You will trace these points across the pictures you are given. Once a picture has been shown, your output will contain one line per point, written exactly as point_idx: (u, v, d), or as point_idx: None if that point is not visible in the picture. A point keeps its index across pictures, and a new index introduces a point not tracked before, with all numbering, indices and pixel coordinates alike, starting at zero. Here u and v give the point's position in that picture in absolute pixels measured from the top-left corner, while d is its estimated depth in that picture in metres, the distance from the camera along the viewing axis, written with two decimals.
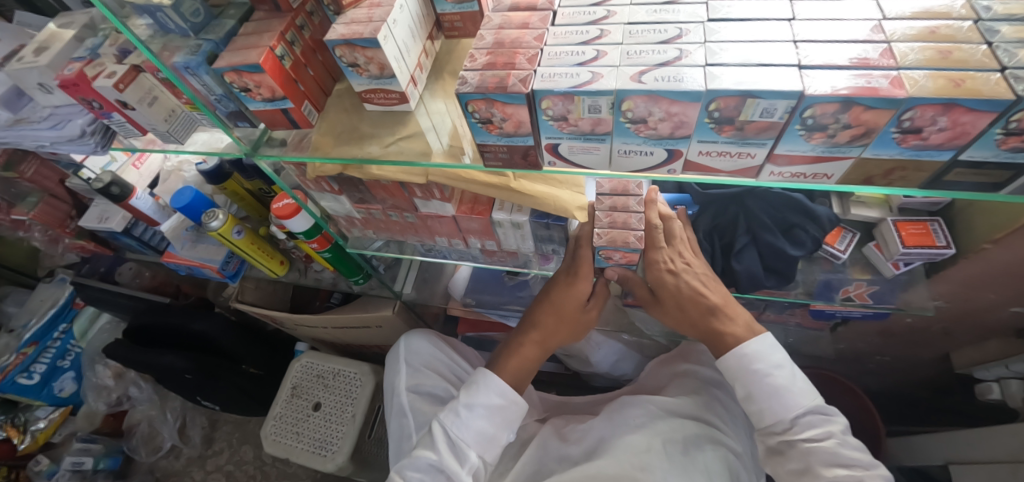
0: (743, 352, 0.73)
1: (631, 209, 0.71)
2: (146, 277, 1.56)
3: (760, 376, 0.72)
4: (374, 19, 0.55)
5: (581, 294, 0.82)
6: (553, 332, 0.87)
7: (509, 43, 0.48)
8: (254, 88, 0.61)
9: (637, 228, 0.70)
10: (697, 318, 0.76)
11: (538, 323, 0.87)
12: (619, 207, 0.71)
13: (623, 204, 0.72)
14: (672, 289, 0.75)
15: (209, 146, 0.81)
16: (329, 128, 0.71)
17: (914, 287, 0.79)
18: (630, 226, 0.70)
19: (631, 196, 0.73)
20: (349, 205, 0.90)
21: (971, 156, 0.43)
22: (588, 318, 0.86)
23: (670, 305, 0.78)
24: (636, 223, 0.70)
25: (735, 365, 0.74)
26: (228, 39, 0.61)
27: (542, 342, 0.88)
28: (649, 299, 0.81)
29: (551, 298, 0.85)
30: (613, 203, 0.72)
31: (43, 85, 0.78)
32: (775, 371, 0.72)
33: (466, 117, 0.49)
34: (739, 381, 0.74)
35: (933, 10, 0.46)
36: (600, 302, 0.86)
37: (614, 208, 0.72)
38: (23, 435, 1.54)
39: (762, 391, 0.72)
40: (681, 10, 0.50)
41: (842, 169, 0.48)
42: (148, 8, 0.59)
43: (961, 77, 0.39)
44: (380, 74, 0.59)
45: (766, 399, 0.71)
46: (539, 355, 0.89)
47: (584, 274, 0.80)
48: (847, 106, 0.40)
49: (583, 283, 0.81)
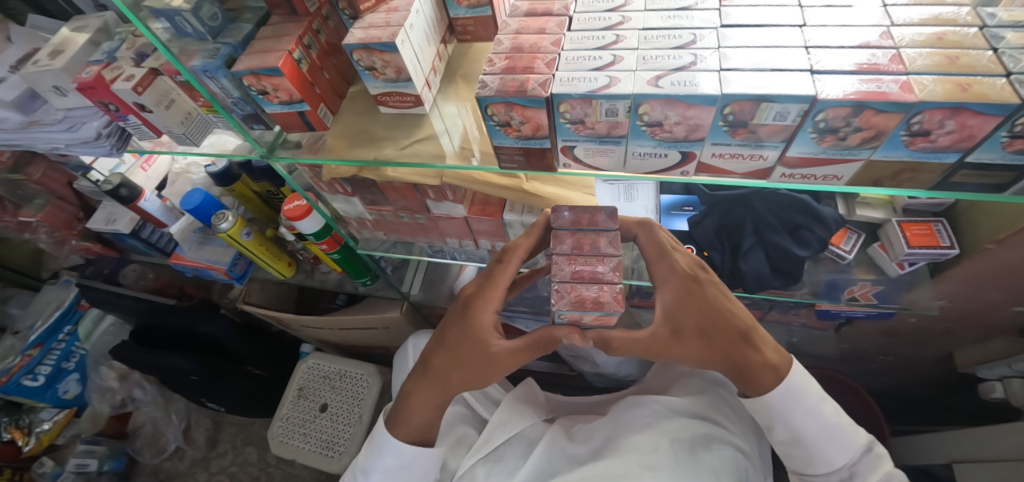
0: (795, 390, 0.68)
1: (602, 251, 0.60)
2: (150, 279, 1.55)
3: (810, 417, 0.68)
4: (391, 24, 0.56)
5: (479, 331, 0.67)
6: (457, 381, 0.70)
7: (526, 48, 0.49)
8: (272, 91, 0.62)
9: (610, 278, 0.58)
10: (732, 347, 0.63)
11: (446, 374, 0.70)
12: (584, 249, 0.60)
13: (590, 244, 0.61)
14: (693, 314, 0.62)
15: (217, 148, 0.84)
16: (343, 130, 0.71)
17: (918, 287, 0.79)
18: (601, 275, 0.59)
19: (601, 230, 0.61)
20: (360, 207, 0.91)
21: (977, 158, 0.44)
22: (522, 361, 0.67)
23: (691, 344, 0.63)
24: (607, 272, 0.59)
25: (781, 406, 0.68)
26: (245, 43, 0.63)
27: (435, 401, 0.73)
28: (666, 344, 0.63)
29: (454, 340, 0.69)
30: (577, 244, 0.61)
31: (58, 88, 0.79)
32: (823, 408, 0.69)
33: (484, 120, 0.50)
34: (785, 422, 0.69)
35: (940, 16, 0.47)
36: (539, 349, 0.65)
37: (578, 248, 0.61)
38: (28, 437, 1.54)
39: (809, 436, 0.69)
40: (695, 16, 0.51)
41: (853, 170, 0.49)
42: (166, 12, 0.60)
43: (967, 82, 0.40)
44: (397, 77, 0.60)
45: (818, 442, 0.69)
46: (438, 405, 0.74)
47: (498, 296, 0.68)
48: (858, 110, 0.41)
49: (492, 309, 0.68)
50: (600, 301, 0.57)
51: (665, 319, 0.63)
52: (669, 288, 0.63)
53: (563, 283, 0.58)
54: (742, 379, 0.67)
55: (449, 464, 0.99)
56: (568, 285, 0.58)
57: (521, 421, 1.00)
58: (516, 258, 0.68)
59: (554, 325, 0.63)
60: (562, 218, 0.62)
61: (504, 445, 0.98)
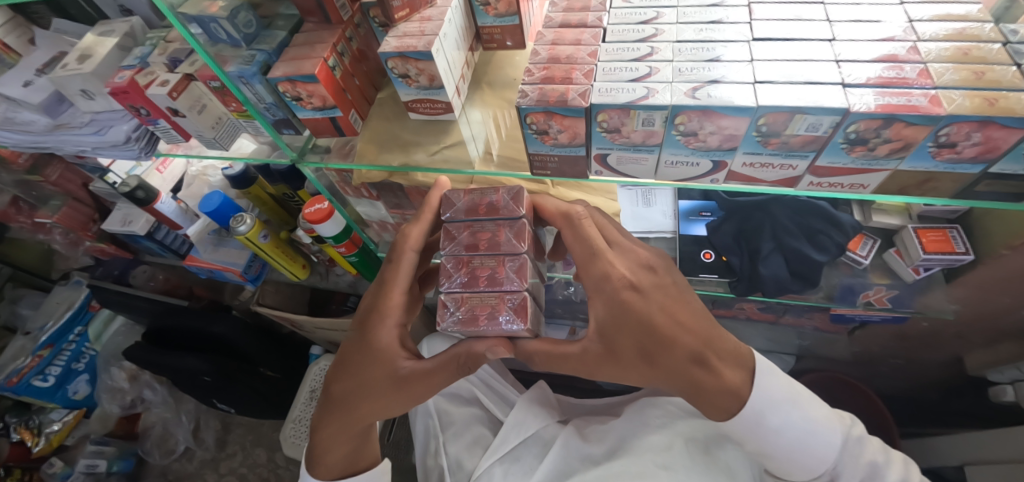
0: (760, 408, 0.61)
1: (503, 249, 0.58)
2: (160, 279, 1.56)
3: (775, 435, 0.63)
4: (426, 33, 0.58)
5: (382, 349, 0.63)
6: (366, 409, 0.65)
7: (564, 59, 0.51)
8: (307, 97, 0.64)
9: (506, 282, 0.56)
10: (680, 371, 0.57)
11: (350, 402, 0.65)
12: (482, 245, 0.58)
13: (493, 239, 0.59)
14: (629, 332, 0.57)
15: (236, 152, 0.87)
16: (372, 136, 0.73)
17: (932, 291, 0.81)
18: (501, 278, 0.57)
19: (505, 221, 0.59)
20: (385, 210, 0.95)
21: (1001, 169, 0.46)
22: (435, 387, 0.62)
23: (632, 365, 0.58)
24: (506, 275, 0.57)
25: (746, 425, 0.63)
26: (280, 50, 0.64)
27: (347, 431, 0.69)
28: (602, 363, 0.59)
29: (356, 360, 0.64)
30: (475, 241, 0.59)
31: (85, 92, 0.80)
32: (793, 425, 0.63)
33: (522, 128, 0.52)
34: (755, 441, 0.65)
35: (963, 32, 0.49)
36: (460, 370, 0.60)
37: (475, 246, 0.59)
38: (37, 438, 1.55)
39: (776, 451, 0.65)
40: (726, 29, 0.52)
41: (879, 179, 0.51)
42: (200, 18, 0.61)
43: (994, 97, 0.42)
44: (430, 84, 0.61)
45: (787, 451, 0.64)
46: (354, 434, 0.70)
47: (396, 304, 0.64)
48: (889, 123, 0.43)
49: (394, 322, 0.64)
50: (496, 313, 0.55)
51: (598, 334, 0.59)
52: (601, 298, 0.58)
53: (453, 296, 0.57)
54: (698, 402, 0.60)
55: (466, 465, 0.99)
56: (459, 296, 0.57)
57: (535, 423, 1.00)
58: (408, 253, 0.65)
59: (475, 340, 0.57)
60: (456, 211, 0.62)
61: (520, 446, 0.99)
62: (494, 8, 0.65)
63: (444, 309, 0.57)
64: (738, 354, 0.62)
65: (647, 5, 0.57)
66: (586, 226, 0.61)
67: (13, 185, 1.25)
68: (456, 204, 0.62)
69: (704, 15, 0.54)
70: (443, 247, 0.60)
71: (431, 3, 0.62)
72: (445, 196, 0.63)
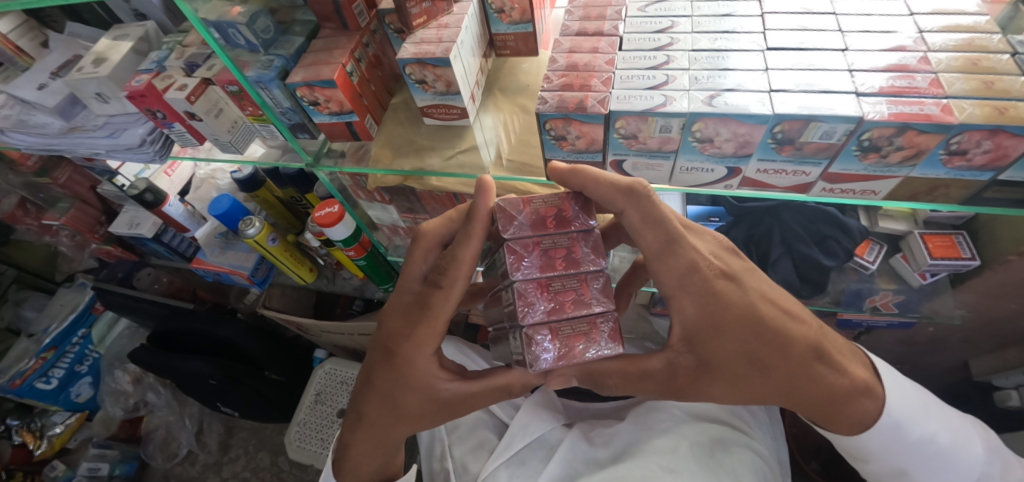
0: (900, 419, 0.63)
1: (581, 266, 0.54)
2: (164, 282, 1.56)
3: (917, 450, 0.65)
4: (443, 40, 0.59)
5: (415, 381, 0.62)
6: (399, 428, 0.67)
7: (582, 67, 0.53)
8: (324, 102, 0.65)
9: (595, 304, 0.53)
10: (805, 370, 0.57)
11: (383, 423, 0.67)
12: (560, 264, 0.53)
13: (568, 254, 0.54)
14: (727, 337, 0.55)
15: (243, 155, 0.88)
16: (387, 140, 0.74)
17: (940, 297, 0.82)
18: (586, 301, 0.53)
19: (574, 234, 0.54)
20: (396, 214, 0.96)
21: (1010, 176, 0.47)
22: (477, 404, 0.64)
23: (736, 372, 0.56)
24: (593, 296, 0.53)
25: (890, 441, 0.64)
26: (297, 56, 0.65)
27: (376, 447, 0.71)
28: (694, 374, 0.57)
29: (386, 388, 0.64)
30: (549, 258, 0.53)
31: (100, 95, 0.81)
32: (934, 435, 0.65)
33: (540, 134, 0.53)
34: (895, 460, 0.66)
35: (974, 43, 0.50)
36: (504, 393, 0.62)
37: (550, 266, 0.53)
38: (39, 440, 1.54)
39: (914, 468, 0.66)
40: (740, 38, 0.54)
41: (890, 186, 0.52)
42: (220, 23, 0.61)
43: (1004, 106, 0.43)
44: (446, 90, 0.62)
45: (931, 468, 0.65)
46: (383, 449, 0.72)
47: (429, 335, 0.60)
48: (902, 131, 0.44)
49: (430, 350, 0.61)
50: (591, 341, 0.52)
51: (684, 342, 0.57)
52: (695, 295, 0.55)
53: (541, 328, 0.52)
54: (828, 406, 0.60)
55: (471, 468, 1.00)
56: (547, 328, 0.52)
57: (540, 426, 1.00)
58: (460, 277, 0.57)
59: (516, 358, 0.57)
60: (521, 228, 0.53)
61: (525, 449, 0.99)
62: (508, 16, 0.66)
63: (535, 345, 0.51)
64: (852, 353, 0.66)
65: (662, 15, 0.58)
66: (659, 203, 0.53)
67: (21, 187, 1.25)
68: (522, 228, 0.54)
69: (717, 24, 0.56)
70: (512, 270, 0.52)
71: (447, 11, 0.63)
72: (501, 207, 0.55)
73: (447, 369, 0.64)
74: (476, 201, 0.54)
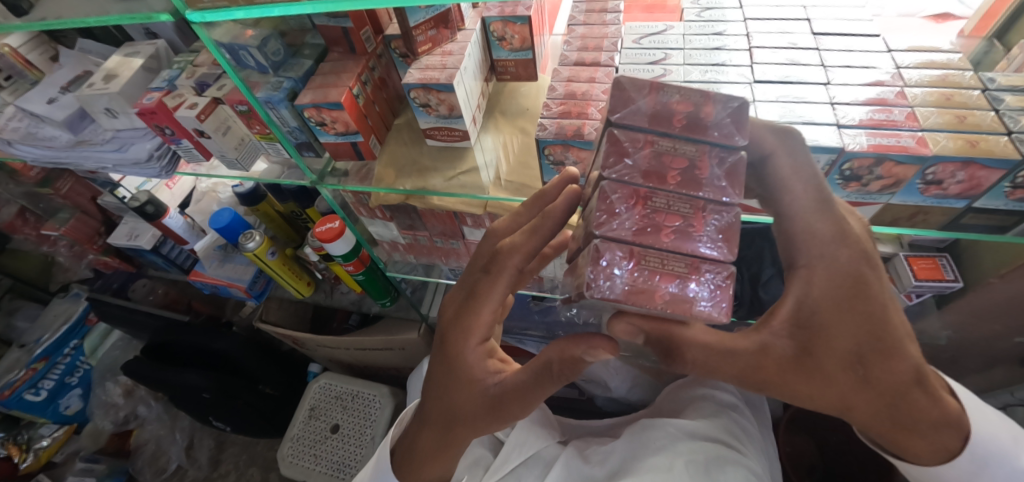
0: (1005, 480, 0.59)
1: (705, 178, 0.44)
2: (160, 294, 1.51)
3: None
4: (448, 66, 0.61)
5: (465, 372, 0.60)
6: (455, 432, 0.63)
7: (579, 96, 0.57)
8: (330, 123, 0.67)
9: (708, 245, 0.43)
10: (903, 400, 0.48)
11: (444, 425, 0.64)
12: (670, 179, 0.44)
13: (692, 168, 0.44)
14: (839, 333, 0.45)
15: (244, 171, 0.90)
16: (391, 160, 0.76)
17: (926, 317, 0.83)
18: (689, 237, 0.43)
19: (706, 143, 0.44)
20: (396, 231, 0.98)
21: (984, 204, 0.50)
22: (528, 400, 0.57)
23: (835, 375, 0.45)
24: (699, 228, 0.43)
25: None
26: (306, 77, 0.68)
27: (434, 450, 0.68)
28: (787, 364, 0.46)
29: (441, 380, 0.63)
30: (659, 169, 0.44)
31: (109, 110, 0.83)
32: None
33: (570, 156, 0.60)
34: None
35: (947, 79, 0.53)
36: (553, 380, 0.55)
37: (658, 174, 0.44)
38: (25, 454, 1.49)
39: None
40: (730, 71, 0.57)
41: (872, 212, 0.55)
42: (232, 46, 0.63)
43: (976, 139, 0.46)
44: (449, 114, 0.65)
45: None
46: (441, 454, 0.69)
47: (477, 325, 0.58)
48: (880, 161, 0.47)
49: (476, 342, 0.60)
50: (685, 285, 0.42)
51: (789, 323, 0.46)
52: (827, 268, 0.45)
53: (624, 250, 0.42)
54: (917, 434, 0.53)
55: None
56: (630, 251, 0.43)
57: (537, 443, 1.00)
58: (507, 270, 0.54)
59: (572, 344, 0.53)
60: (631, 172, 0.44)
61: (520, 467, 1.00)
62: (509, 44, 0.68)
63: (612, 266, 0.42)
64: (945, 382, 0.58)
65: (656, 47, 0.61)
66: (787, 161, 0.47)
67: (22, 196, 1.26)
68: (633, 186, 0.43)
69: (708, 57, 0.59)
70: (611, 168, 0.44)
71: (451, 38, 0.65)
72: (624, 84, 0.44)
73: (495, 364, 0.61)
74: (557, 201, 0.53)
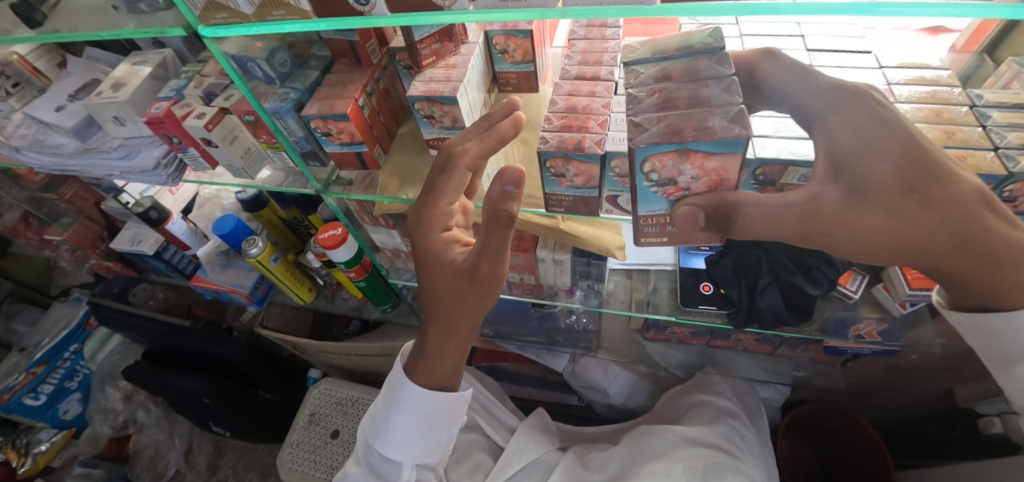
0: None
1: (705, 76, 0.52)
2: (160, 298, 1.53)
3: None
4: (451, 79, 0.63)
5: (437, 257, 0.66)
6: (449, 322, 0.67)
7: (580, 109, 0.59)
8: (336, 133, 0.68)
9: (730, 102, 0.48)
10: (978, 227, 0.46)
11: (440, 316, 0.67)
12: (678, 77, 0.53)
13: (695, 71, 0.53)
14: (875, 166, 0.46)
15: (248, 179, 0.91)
16: (395, 169, 0.78)
17: (921, 326, 0.85)
18: (708, 97, 0.50)
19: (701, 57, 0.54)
20: (399, 239, 0.99)
21: None
22: (490, 260, 0.61)
23: (892, 204, 0.46)
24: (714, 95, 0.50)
25: None
26: (312, 89, 0.69)
27: (440, 349, 0.70)
28: (840, 207, 0.48)
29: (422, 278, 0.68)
30: (672, 76, 0.53)
31: (117, 118, 0.84)
32: None
33: (602, 170, 0.59)
34: None
35: (936, 95, 0.55)
36: (500, 232, 0.58)
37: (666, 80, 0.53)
38: (24, 458, 1.51)
39: None
40: None
41: None
42: (241, 58, 0.64)
43: (963, 155, 0.48)
44: (452, 125, 0.67)
45: None
46: (446, 352, 0.70)
47: (431, 215, 0.64)
48: None
49: (438, 230, 0.66)
50: (705, 122, 0.47)
51: (828, 170, 0.48)
52: (838, 112, 0.48)
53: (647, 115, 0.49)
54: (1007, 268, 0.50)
55: None
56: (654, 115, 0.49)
57: (537, 449, 1.01)
58: (459, 167, 0.58)
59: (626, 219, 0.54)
60: (644, 80, 0.54)
61: (520, 472, 1.00)
62: (511, 56, 0.70)
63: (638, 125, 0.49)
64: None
65: None
66: (772, 64, 0.53)
67: (25, 201, 1.27)
68: (646, 101, 0.51)
69: None
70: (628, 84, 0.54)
71: (455, 51, 0.67)
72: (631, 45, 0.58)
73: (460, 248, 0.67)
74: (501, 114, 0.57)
